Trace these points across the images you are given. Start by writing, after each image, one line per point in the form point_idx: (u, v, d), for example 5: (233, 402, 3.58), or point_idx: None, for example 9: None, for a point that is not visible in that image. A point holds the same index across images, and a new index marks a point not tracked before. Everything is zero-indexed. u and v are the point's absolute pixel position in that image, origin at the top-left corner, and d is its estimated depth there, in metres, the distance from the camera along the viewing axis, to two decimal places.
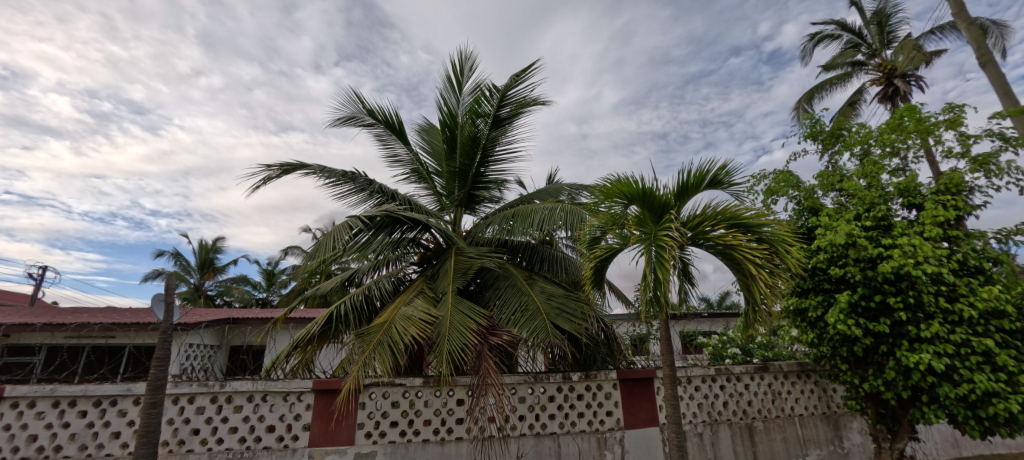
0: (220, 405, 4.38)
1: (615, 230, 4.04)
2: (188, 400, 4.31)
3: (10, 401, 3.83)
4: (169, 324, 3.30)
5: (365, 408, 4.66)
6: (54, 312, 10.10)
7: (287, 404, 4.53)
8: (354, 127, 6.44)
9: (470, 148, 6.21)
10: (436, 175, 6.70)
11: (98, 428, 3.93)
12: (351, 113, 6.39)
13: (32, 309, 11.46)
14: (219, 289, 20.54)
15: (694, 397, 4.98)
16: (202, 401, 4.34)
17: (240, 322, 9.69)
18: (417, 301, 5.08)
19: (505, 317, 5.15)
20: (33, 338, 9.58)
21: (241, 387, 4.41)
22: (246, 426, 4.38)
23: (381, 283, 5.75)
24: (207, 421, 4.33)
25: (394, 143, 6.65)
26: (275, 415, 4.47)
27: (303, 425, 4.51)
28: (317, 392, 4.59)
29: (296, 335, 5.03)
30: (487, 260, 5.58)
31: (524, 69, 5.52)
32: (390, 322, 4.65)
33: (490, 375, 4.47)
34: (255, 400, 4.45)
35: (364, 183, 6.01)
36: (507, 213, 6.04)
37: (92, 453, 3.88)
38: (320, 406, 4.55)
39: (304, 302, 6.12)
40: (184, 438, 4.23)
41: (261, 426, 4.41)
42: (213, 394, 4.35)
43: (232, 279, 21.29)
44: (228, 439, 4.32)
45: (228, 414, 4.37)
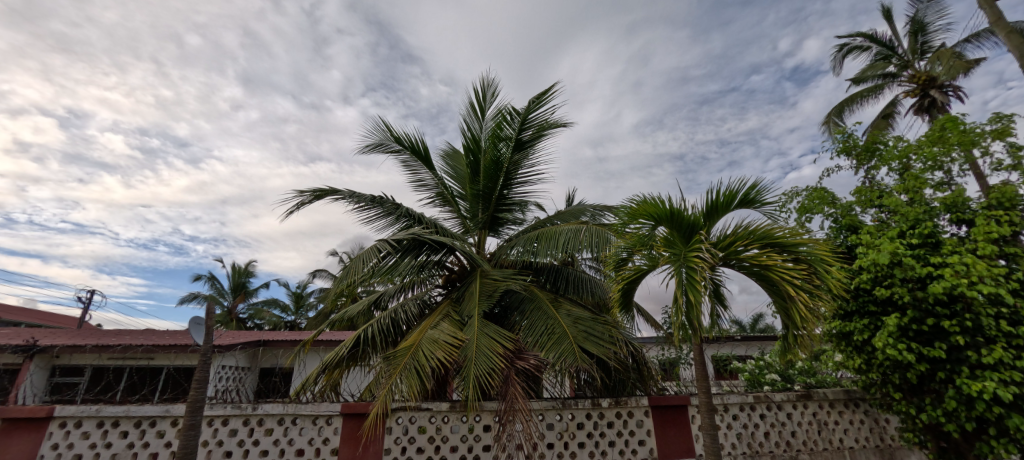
0: (252, 428, 4.42)
1: (643, 251, 3.99)
2: (222, 422, 4.39)
3: (58, 421, 3.97)
4: (208, 346, 3.36)
5: (392, 433, 4.61)
6: (101, 334, 10.52)
7: (316, 427, 4.52)
8: (382, 154, 6.62)
9: (494, 170, 6.27)
10: (461, 199, 6.80)
11: (138, 449, 3.98)
12: (379, 141, 6.58)
13: (80, 331, 11.89)
14: (251, 313, 21.05)
15: (732, 427, 4.74)
16: (236, 424, 4.40)
17: (270, 344, 9.89)
18: (444, 324, 5.06)
19: (532, 340, 5.09)
20: (81, 359, 10.00)
21: (273, 410, 4.44)
22: (276, 450, 4.38)
23: (407, 306, 5.82)
24: (240, 443, 4.37)
25: (419, 169, 6.77)
26: (305, 438, 4.46)
27: (332, 448, 4.48)
28: (345, 416, 4.56)
29: (326, 357, 5.08)
30: (513, 282, 5.53)
31: (545, 93, 5.58)
32: (417, 345, 4.64)
33: (518, 401, 4.37)
34: (286, 423, 4.47)
35: (392, 207, 6.16)
36: (531, 234, 6.00)
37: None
38: (348, 429, 4.53)
39: (331, 325, 6.23)
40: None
41: (291, 450, 4.41)
42: (245, 416, 4.40)
43: (262, 302, 21.81)
44: None
45: (259, 437, 4.39)
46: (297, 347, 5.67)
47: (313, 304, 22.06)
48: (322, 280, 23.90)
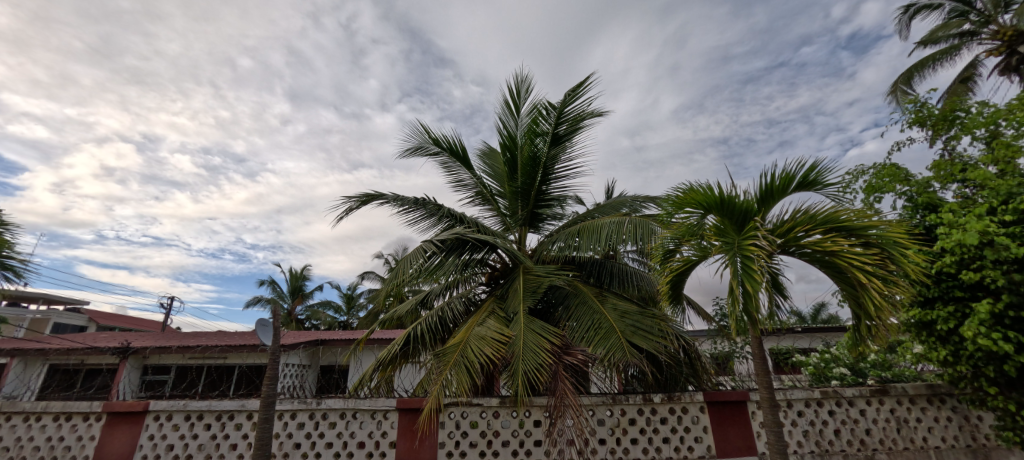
0: (317, 421, 4.72)
1: (692, 242, 3.79)
2: (291, 416, 4.72)
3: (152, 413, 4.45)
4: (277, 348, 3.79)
5: (445, 427, 4.68)
6: (181, 336, 11.37)
7: (375, 421, 4.70)
8: (421, 157, 6.70)
9: (532, 167, 6.19)
10: (500, 196, 6.78)
11: (220, 440, 4.32)
12: (418, 144, 6.66)
13: (164, 334, 12.92)
14: (308, 314, 22.11)
15: (798, 424, 4.46)
16: (302, 417, 4.73)
17: (327, 343, 10.31)
18: (490, 321, 5.05)
19: (578, 336, 4.99)
20: (168, 359, 10.87)
21: (334, 405, 4.71)
22: (339, 442, 4.64)
23: (453, 304, 5.89)
24: (307, 435, 4.69)
25: (458, 170, 6.79)
26: (364, 432, 4.67)
27: (390, 442, 4.62)
28: (401, 411, 4.69)
29: (380, 354, 5.19)
30: (556, 277, 5.44)
31: (580, 84, 5.44)
32: (465, 342, 4.66)
33: (568, 396, 4.29)
34: (347, 416, 4.72)
35: (434, 208, 6.23)
36: (573, 229, 5.87)
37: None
38: (404, 424, 4.65)
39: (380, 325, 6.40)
40: (288, 451, 4.60)
41: (353, 442, 4.63)
42: (311, 410, 4.70)
43: (318, 304, 22.84)
44: (325, 453, 4.60)
45: (324, 429, 4.68)
46: (351, 345, 5.85)
47: (363, 304, 22.86)
48: (371, 281, 24.71)
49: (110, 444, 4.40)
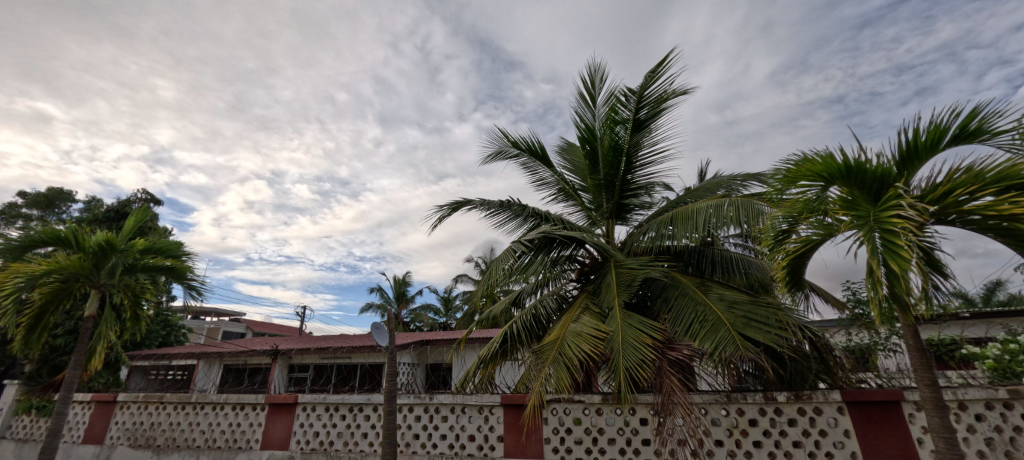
0: (431, 415, 5.89)
1: (811, 219, 3.26)
2: (409, 409, 6.01)
3: (300, 406, 6.98)
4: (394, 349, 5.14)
5: (549, 423, 5.20)
6: (313, 340, 12.81)
7: (482, 416, 5.60)
8: (502, 161, 6.69)
9: (614, 157, 5.86)
10: (583, 191, 6.54)
11: (353, 428, 6.61)
12: (498, 148, 6.66)
13: (300, 338, 14.63)
14: (412, 317, 23.57)
15: (974, 431, 3.70)
16: (418, 411, 5.97)
17: (432, 343, 10.77)
18: (585, 317, 4.86)
19: (682, 330, 4.60)
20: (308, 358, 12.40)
21: (445, 400, 5.80)
22: (452, 434, 5.68)
23: (545, 301, 5.88)
24: (424, 427, 5.87)
25: (539, 169, 6.66)
26: (474, 425, 5.61)
27: (497, 434, 5.45)
28: (506, 407, 5.48)
29: (481, 352, 5.47)
30: (651, 269, 5.06)
31: (661, 64, 5.02)
32: (562, 339, 4.56)
33: (677, 393, 3.93)
34: (456, 411, 5.76)
35: (518, 209, 6.20)
36: (665, 217, 5.41)
37: (352, 440, 6.53)
38: (510, 419, 5.40)
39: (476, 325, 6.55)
40: (409, 441, 5.84)
41: (465, 435, 5.60)
42: (425, 404, 5.90)
43: (420, 307, 24.25)
44: (441, 444, 5.70)
45: (438, 422, 5.80)
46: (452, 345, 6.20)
47: (461, 305, 23.77)
48: (467, 282, 25.60)
49: (278, 427, 6.96)
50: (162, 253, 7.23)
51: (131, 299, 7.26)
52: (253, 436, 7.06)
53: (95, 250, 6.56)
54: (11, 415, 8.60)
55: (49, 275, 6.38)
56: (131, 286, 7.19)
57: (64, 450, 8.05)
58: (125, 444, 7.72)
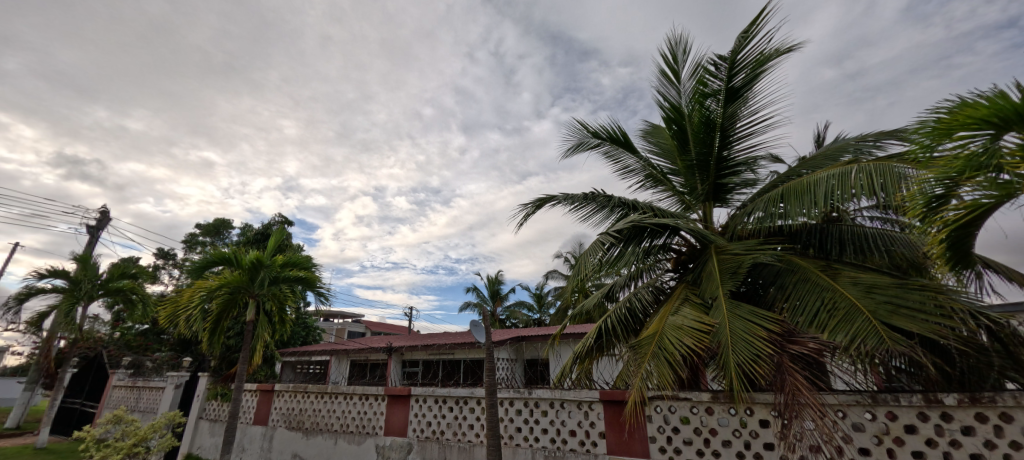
0: (531, 409, 5.97)
1: (977, 178, 2.56)
2: (510, 403, 6.17)
3: (414, 397, 7.46)
4: (490, 344, 5.30)
5: (653, 421, 4.94)
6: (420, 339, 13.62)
7: (582, 412, 5.53)
8: (582, 152, 6.39)
9: (706, 133, 5.28)
10: (673, 174, 6.03)
11: (460, 419, 6.86)
12: (577, 140, 6.37)
13: (409, 337, 15.65)
14: (507, 314, 24.01)
15: None
16: (519, 405, 6.09)
17: (528, 339, 10.73)
18: (685, 309, 4.43)
19: (805, 321, 3.96)
20: (416, 354, 13.23)
21: (544, 395, 5.87)
22: (554, 429, 5.70)
23: (640, 294, 5.50)
24: (526, 421, 5.98)
25: (623, 155, 6.25)
26: (574, 421, 5.56)
27: (599, 431, 5.33)
28: (606, 403, 5.34)
29: (576, 348, 5.35)
30: (761, 254, 4.44)
31: (754, 21, 4.39)
32: (661, 333, 4.21)
33: (803, 393, 3.37)
34: (556, 406, 5.76)
35: (603, 200, 5.90)
36: (773, 193, 4.71)
37: (461, 430, 6.80)
38: (610, 416, 5.25)
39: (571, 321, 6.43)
40: (513, 434, 6.00)
41: (566, 430, 5.59)
42: (525, 399, 6.02)
43: (514, 304, 24.61)
44: (543, 438, 5.75)
45: (539, 417, 5.88)
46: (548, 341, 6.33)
47: (554, 301, 23.66)
48: (559, 278, 25.40)
49: (395, 416, 7.51)
50: (298, 266, 8.30)
51: (277, 306, 8.31)
52: (376, 423, 7.69)
53: (250, 266, 7.70)
54: (204, 401, 10.23)
55: (221, 289, 7.59)
56: (277, 294, 8.25)
57: (241, 430, 9.40)
58: (284, 427, 8.76)
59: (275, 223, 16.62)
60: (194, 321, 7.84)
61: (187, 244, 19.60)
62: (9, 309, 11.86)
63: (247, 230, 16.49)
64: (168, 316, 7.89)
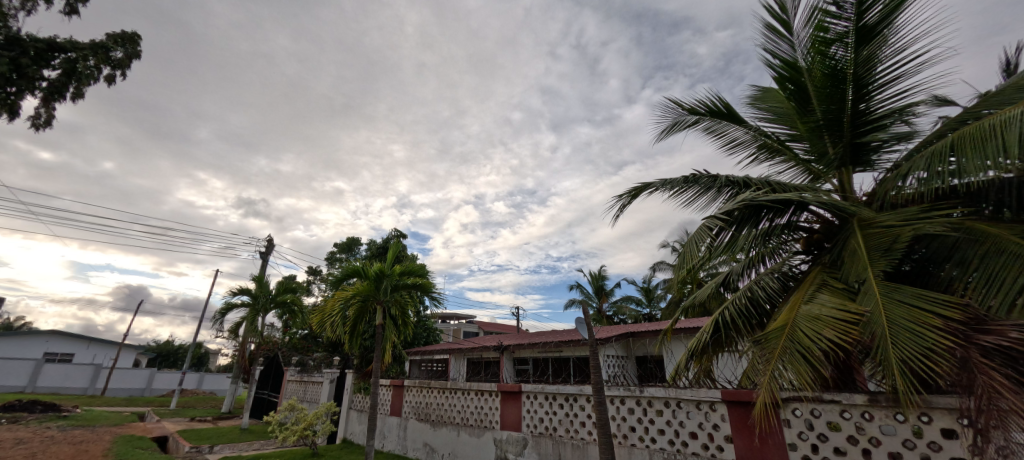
0: (645, 408, 5.56)
1: None
2: (621, 401, 5.83)
3: (525, 393, 7.44)
4: (592, 340, 5.06)
5: (792, 427, 4.26)
6: (528, 337, 13.72)
7: (702, 412, 4.98)
8: (679, 132, 5.80)
9: (833, 88, 4.44)
10: (794, 141, 5.20)
11: (571, 417, 6.65)
12: (672, 120, 5.79)
13: (519, 335, 15.89)
14: (615, 310, 23.24)
15: None
16: (631, 403, 5.71)
17: (636, 336, 10.09)
18: (823, 297, 3.73)
19: (1002, 305, 3.05)
20: (525, 352, 13.34)
21: (657, 393, 5.42)
22: (671, 430, 5.22)
23: (763, 281, 4.94)
24: (639, 420, 5.58)
25: (728, 128, 5.56)
26: (695, 422, 5.02)
27: (725, 434, 4.75)
28: (730, 404, 4.75)
29: (690, 344, 4.91)
30: (926, 223, 3.54)
31: None
32: (793, 325, 3.60)
33: (1005, 396, 2.57)
34: (672, 405, 5.27)
35: (708, 181, 5.50)
36: (938, 146, 3.74)
37: (573, 427, 6.60)
38: (737, 418, 4.66)
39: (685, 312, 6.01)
40: (627, 433, 5.65)
41: (686, 431, 5.08)
42: (637, 397, 5.63)
43: (621, 299, 23.73)
44: (660, 439, 5.30)
45: (653, 416, 5.44)
46: (659, 336, 5.90)
47: (664, 294, 22.28)
48: (667, 270, 23.90)
49: (509, 413, 7.56)
50: (414, 274, 8.92)
51: (400, 311, 8.80)
52: (493, 418, 7.82)
53: (375, 276, 8.37)
54: (351, 393, 11.39)
55: (355, 297, 8.30)
56: (399, 300, 8.78)
57: (380, 419, 10.30)
58: (415, 418, 9.36)
59: (393, 236, 18.09)
60: (337, 326, 8.69)
61: (328, 261, 22.11)
62: (215, 318, 14.38)
63: (372, 244, 18.14)
64: (318, 323, 8.81)
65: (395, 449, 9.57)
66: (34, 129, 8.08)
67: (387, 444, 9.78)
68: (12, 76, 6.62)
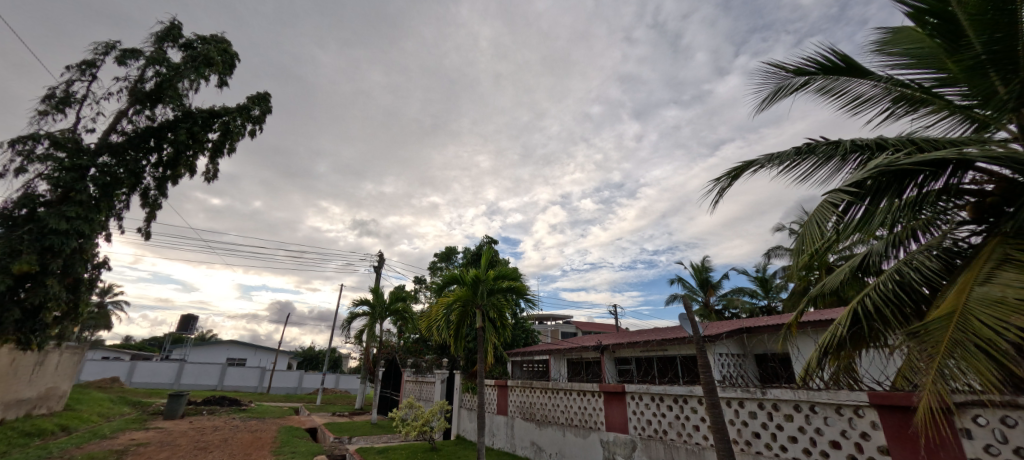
0: (769, 412, 4.89)
1: None
2: (740, 404, 5.19)
3: (629, 394, 7.02)
4: (698, 337, 4.55)
5: (974, 439, 3.39)
6: (630, 335, 13.11)
7: (845, 418, 4.27)
8: (784, 98, 5.01)
9: (996, 10, 3.52)
10: (943, 86, 4.24)
11: (683, 420, 6.10)
12: (773, 85, 5.03)
13: (620, 334, 15.27)
14: (725, 303, 21.41)
15: None
16: (752, 406, 5.06)
17: (755, 331, 8.93)
18: (1007, 275, 2.95)
19: None
20: (627, 351, 12.77)
21: (784, 395, 4.72)
22: (806, 437, 4.53)
23: (916, 260, 4.20)
24: (764, 426, 4.93)
25: (849, 83, 4.71)
26: (836, 429, 4.31)
27: (878, 445, 4.00)
28: (881, 409, 3.98)
29: (822, 340, 4.60)
30: None
31: None
32: (963, 313, 2.93)
33: None
34: (804, 409, 4.58)
35: (829, 149, 4.69)
36: None
37: (685, 431, 6.05)
38: (893, 426, 3.89)
39: (814, 302, 5.27)
40: (750, 439, 5.02)
41: (825, 440, 4.38)
42: (758, 400, 4.97)
43: (732, 291, 21.80)
44: (792, 448, 4.63)
45: (781, 421, 4.76)
46: (782, 331, 5.19)
47: (783, 284, 20.00)
48: (784, 256, 21.44)
49: (614, 415, 7.18)
50: (507, 278, 8.94)
51: (498, 314, 8.78)
52: (597, 418, 7.50)
53: (472, 281, 8.55)
54: (460, 393, 11.81)
55: (455, 302, 8.52)
56: (494, 304, 8.77)
57: (488, 418, 10.49)
58: (520, 417, 9.37)
59: (486, 243, 18.58)
60: (442, 330, 9.02)
61: (430, 270, 23.33)
62: (342, 326, 15.91)
63: (467, 251, 18.77)
64: (427, 326, 9.19)
65: (504, 447, 9.66)
66: (207, 182, 10.21)
67: (497, 442, 9.89)
68: (190, 142, 9.90)
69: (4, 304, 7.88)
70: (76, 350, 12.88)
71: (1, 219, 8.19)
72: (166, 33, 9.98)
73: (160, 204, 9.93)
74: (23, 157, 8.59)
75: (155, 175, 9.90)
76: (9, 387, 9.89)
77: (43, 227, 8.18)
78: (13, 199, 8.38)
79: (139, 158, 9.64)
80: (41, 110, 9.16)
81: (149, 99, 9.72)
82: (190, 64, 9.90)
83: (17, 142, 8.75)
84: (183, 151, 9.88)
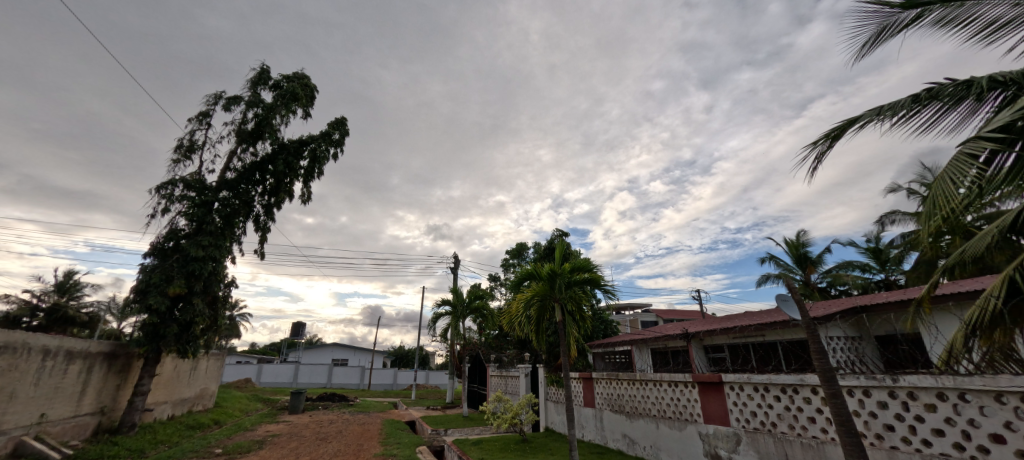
0: (904, 402, 4.19)
1: None
2: (864, 393, 4.47)
3: (727, 384, 6.47)
4: (809, 320, 3.98)
5: None
6: (720, 321, 12.25)
7: (1008, 408, 3.56)
8: (891, 37, 4.27)
9: None
10: None
11: (795, 411, 5.51)
12: (875, 24, 4.30)
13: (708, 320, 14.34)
14: (829, 281, 19.34)
15: None
16: (881, 395, 4.35)
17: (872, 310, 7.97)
18: None
19: None
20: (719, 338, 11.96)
21: (923, 382, 4.01)
22: (955, 431, 3.84)
23: None
24: (898, 417, 4.22)
25: (978, 8, 3.91)
26: (997, 421, 3.61)
27: None
28: None
29: (968, 315, 3.88)
30: None
31: None
32: None
33: None
34: (950, 398, 3.88)
35: (958, 90, 3.94)
36: None
37: (799, 424, 5.46)
38: None
39: (950, 273, 4.44)
40: (881, 433, 4.32)
41: (982, 433, 3.69)
42: (889, 388, 4.26)
43: (837, 267, 19.64)
44: (938, 442, 3.94)
45: (921, 412, 4.06)
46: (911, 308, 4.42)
47: (902, 255, 17.64)
48: (901, 223, 18.85)
49: (711, 406, 6.67)
50: (582, 269, 8.67)
51: (577, 306, 8.52)
52: (693, 410, 7.00)
53: (548, 275, 8.41)
54: (546, 386, 11.70)
55: (534, 297, 8.45)
56: (573, 296, 8.55)
57: (576, 411, 10.26)
58: (609, 410, 9.06)
59: (557, 236, 18.35)
60: (523, 326, 8.99)
61: (504, 267, 23.54)
62: (427, 325, 16.50)
63: (539, 246, 18.64)
64: (508, 323, 9.25)
65: (594, 439, 9.42)
66: (302, 203, 11.00)
67: (587, 435, 9.64)
68: (286, 170, 10.78)
69: (166, 321, 8.99)
70: (217, 355, 14.53)
71: (156, 251, 9.41)
72: (260, 77, 10.88)
73: (268, 226, 10.89)
74: (166, 199, 9.85)
75: (262, 203, 10.86)
76: (175, 390, 11.40)
77: (187, 256, 9.30)
78: (162, 234, 9.62)
79: (248, 189, 10.60)
80: (173, 159, 10.45)
81: (251, 137, 10.66)
82: (281, 101, 10.74)
83: (160, 187, 10.03)
84: (283, 180, 10.82)
